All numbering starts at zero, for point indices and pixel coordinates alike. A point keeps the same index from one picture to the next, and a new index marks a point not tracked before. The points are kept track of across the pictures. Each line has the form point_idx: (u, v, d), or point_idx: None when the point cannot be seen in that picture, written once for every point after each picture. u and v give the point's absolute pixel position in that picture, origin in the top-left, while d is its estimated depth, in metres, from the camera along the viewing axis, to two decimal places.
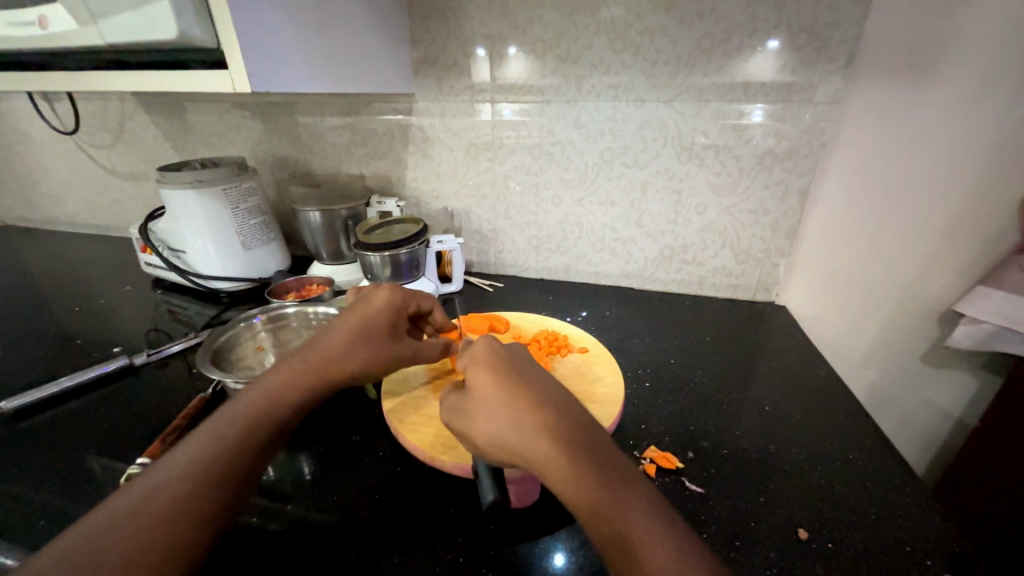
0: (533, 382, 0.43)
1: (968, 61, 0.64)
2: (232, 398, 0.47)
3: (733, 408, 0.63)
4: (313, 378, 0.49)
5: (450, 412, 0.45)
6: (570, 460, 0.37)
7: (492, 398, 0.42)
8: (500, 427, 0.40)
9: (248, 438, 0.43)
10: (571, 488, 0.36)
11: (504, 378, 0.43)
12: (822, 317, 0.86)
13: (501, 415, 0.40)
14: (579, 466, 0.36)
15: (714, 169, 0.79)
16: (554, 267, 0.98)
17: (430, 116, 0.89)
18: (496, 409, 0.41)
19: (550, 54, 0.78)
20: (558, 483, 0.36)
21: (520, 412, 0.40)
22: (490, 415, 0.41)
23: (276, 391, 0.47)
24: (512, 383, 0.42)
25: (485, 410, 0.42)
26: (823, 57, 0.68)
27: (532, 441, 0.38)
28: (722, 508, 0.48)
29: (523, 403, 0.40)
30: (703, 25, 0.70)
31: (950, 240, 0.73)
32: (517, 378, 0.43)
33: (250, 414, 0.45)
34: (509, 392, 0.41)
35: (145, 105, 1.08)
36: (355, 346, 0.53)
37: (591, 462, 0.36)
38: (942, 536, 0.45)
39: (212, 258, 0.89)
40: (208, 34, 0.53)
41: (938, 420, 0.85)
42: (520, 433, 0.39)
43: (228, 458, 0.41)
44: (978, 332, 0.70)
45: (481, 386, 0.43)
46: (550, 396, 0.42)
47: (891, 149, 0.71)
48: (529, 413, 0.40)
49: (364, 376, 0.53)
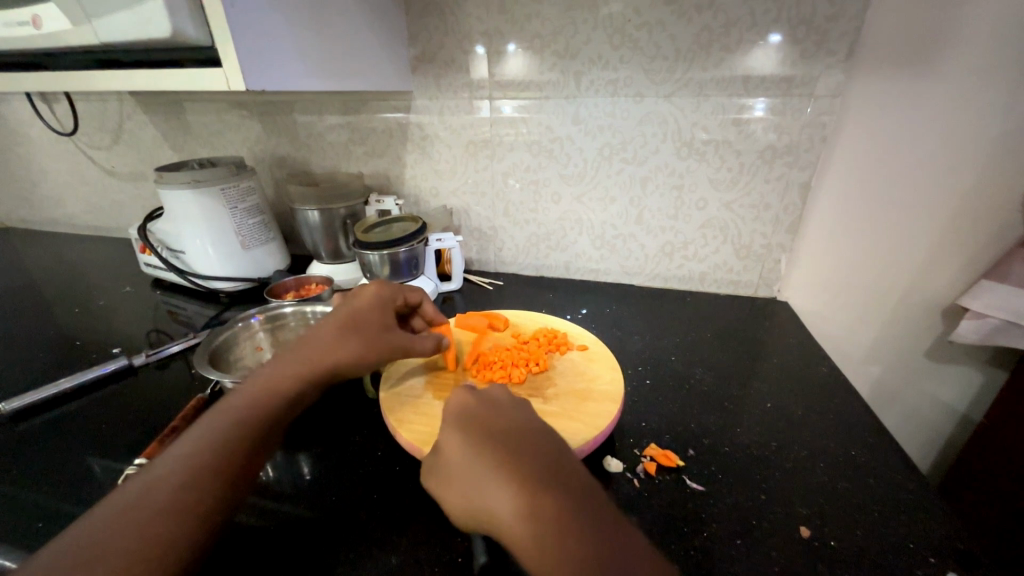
0: (506, 429, 0.41)
1: (970, 54, 0.63)
2: (222, 399, 0.46)
3: (735, 405, 0.63)
4: (303, 371, 0.49)
5: (427, 471, 0.44)
6: (527, 512, 0.35)
7: (460, 451, 0.41)
8: (466, 486, 0.39)
9: (241, 432, 0.43)
10: (534, 547, 0.33)
11: (472, 430, 0.42)
12: (824, 313, 0.85)
13: (467, 470, 0.39)
14: (541, 520, 0.34)
15: (714, 164, 0.79)
16: (554, 264, 0.98)
17: (428, 114, 0.89)
18: (463, 464, 0.40)
19: (548, 51, 0.78)
20: (521, 545, 0.34)
21: (483, 462, 0.39)
22: (457, 474, 0.40)
23: (271, 383, 0.48)
24: (478, 432, 0.41)
25: (454, 467, 0.40)
26: (823, 50, 0.67)
27: (494, 497, 0.36)
28: (724, 506, 0.48)
29: (487, 454, 0.39)
30: (702, 19, 0.69)
31: (955, 234, 0.73)
32: (485, 426, 0.42)
33: (240, 409, 0.45)
34: (474, 444, 0.40)
35: (143, 105, 1.08)
36: (345, 337, 0.53)
37: (555, 514, 0.34)
38: (945, 532, 0.45)
39: (211, 259, 0.89)
40: (201, 32, 0.53)
41: (943, 416, 0.84)
42: (484, 488, 0.37)
43: (218, 454, 0.41)
44: (982, 327, 0.70)
45: (450, 439, 0.42)
46: (520, 442, 0.40)
47: (893, 144, 0.70)
48: (493, 462, 0.38)
49: (357, 369, 0.52)
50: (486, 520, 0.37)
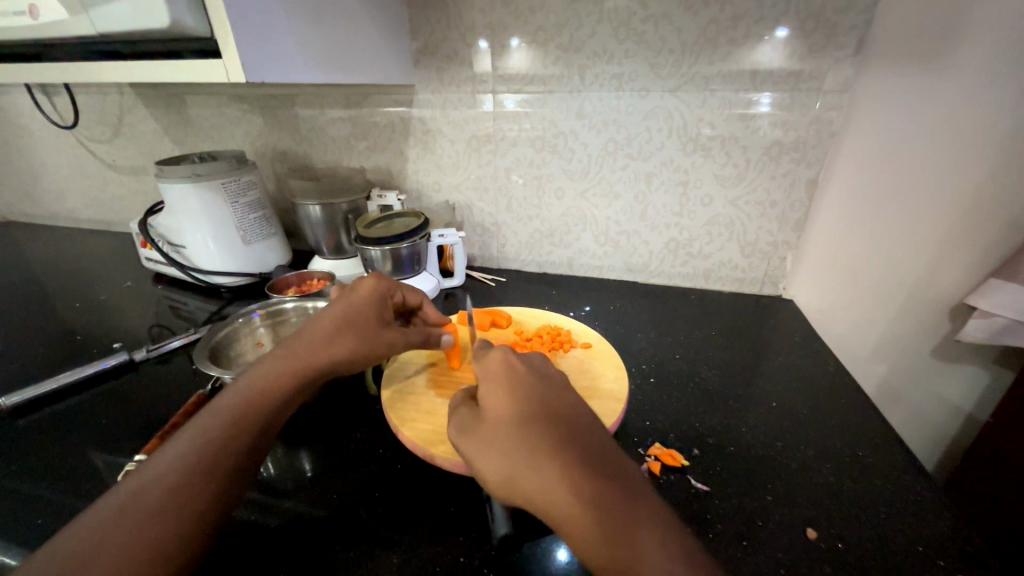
0: (554, 403, 0.40)
1: (983, 48, 0.62)
2: (216, 395, 0.46)
3: (739, 404, 0.62)
4: (297, 368, 0.49)
5: (458, 433, 0.42)
6: (574, 481, 0.34)
7: (507, 419, 0.39)
8: (511, 455, 0.37)
9: (235, 429, 0.43)
10: (582, 525, 0.33)
11: (521, 399, 0.40)
12: (830, 311, 0.85)
13: (513, 439, 0.38)
14: (593, 499, 0.33)
15: (720, 160, 0.78)
16: (557, 260, 0.97)
17: (431, 108, 0.88)
18: (508, 433, 0.38)
19: (552, 44, 0.77)
20: (566, 521, 0.33)
21: (534, 434, 0.37)
22: (500, 442, 0.38)
23: (266, 381, 0.47)
24: (529, 403, 0.40)
25: (497, 435, 0.39)
26: (832, 43, 0.66)
27: (544, 470, 0.35)
28: (729, 506, 0.47)
29: (538, 427, 0.38)
30: (709, 12, 0.68)
31: (963, 232, 0.72)
32: (535, 398, 0.40)
33: (233, 406, 0.44)
34: (523, 415, 0.39)
35: (143, 98, 1.07)
36: (340, 333, 0.52)
37: (608, 491, 0.34)
38: (953, 534, 0.44)
39: (212, 253, 0.88)
40: (200, 23, 0.52)
41: (949, 415, 0.84)
42: (531, 460, 0.36)
43: (212, 453, 0.41)
44: (989, 326, 0.69)
45: (496, 404, 0.41)
46: (571, 420, 0.39)
47: (902, 140, 0.69)
48: (545, 434, 0.37)
49: (351, 366, 0.52)
50: (528, 487, 0.36)
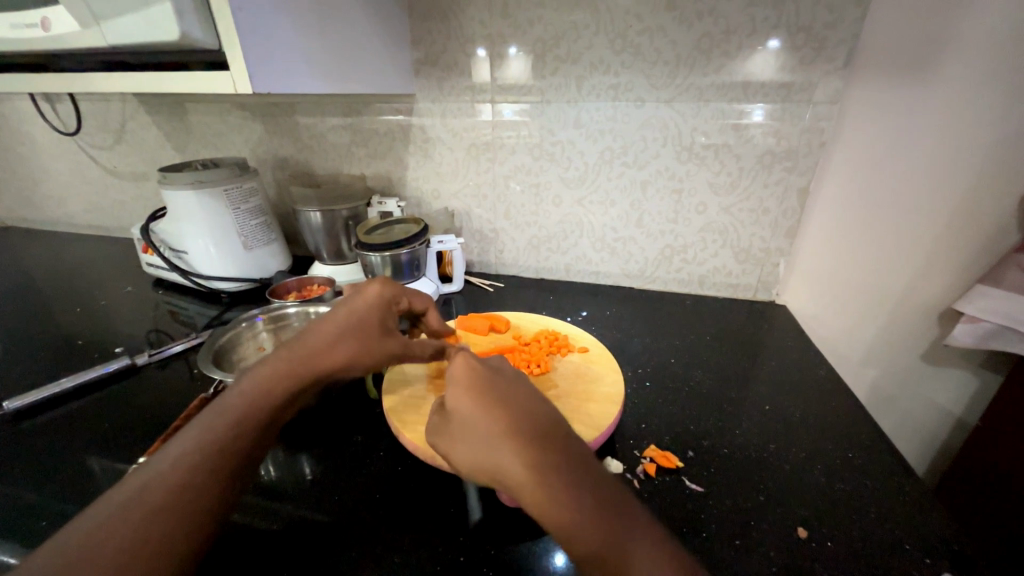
0: (521, 404, 0.41)
1: (965, 62, 0.64)
2: (220, 394, 0.47)
3: (733, 407, 0.63)
4: (299, 371, 0.50)
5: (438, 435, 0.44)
6: (541, 481, 0.36)
7: (470, 416, 0.41)
8: (486, 456, 0.39)
9: (240, 429, 0.44)
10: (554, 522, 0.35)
11: (488, 404, 0.41)
12: (823, 317, 0.86)
13: (486, 442, 0.39)
14: (558, 495, 0.35)
15: (713, 168, 0.79)
16: (554, 266, 0.98)
17: (431, 116, 0.89)
18: (476, 432, 0.40)
19: (550, 55, 0.78)
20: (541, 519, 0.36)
21: (504, 438, 0.39)
22: (475, 442, 0.40)
23: (266, 384, 0.48)
24: (488, 400, 0.41)
25: (470, 434, 0.41)
26: (822, 56, 0.68)
27: (511, 469, 0.37)
28: (721, 507, 0.49)
29: (507, 428, 0.39)
30: (703, 25, 0.70)
31: (951, 239, 0.74)
32: (501, 401, 0.41)
33: (237, 404, 0.45)
34: (490, 415, 0.40)
35: (146, 105, 1.08)
36: (343, 339, 0.53)
37: (574, 492, 0.35)
38: (943, 533, 0.46)
39: (213, 259, 0.89)
40: (209, 35, 0.53)
41: (939, 419, 0.85)
42: (492, 447, 0.39)
43: (217, 450, 0.42)
44: (977, 331, 0.71)
45: (460, 406, 0.42)
46: (536, 419, 0.40)
47: (889, 149, 0.71)
48: (505, 431, 0.39)
49: (352, 370, 0.53)
50: (500, 482, 0.38)
